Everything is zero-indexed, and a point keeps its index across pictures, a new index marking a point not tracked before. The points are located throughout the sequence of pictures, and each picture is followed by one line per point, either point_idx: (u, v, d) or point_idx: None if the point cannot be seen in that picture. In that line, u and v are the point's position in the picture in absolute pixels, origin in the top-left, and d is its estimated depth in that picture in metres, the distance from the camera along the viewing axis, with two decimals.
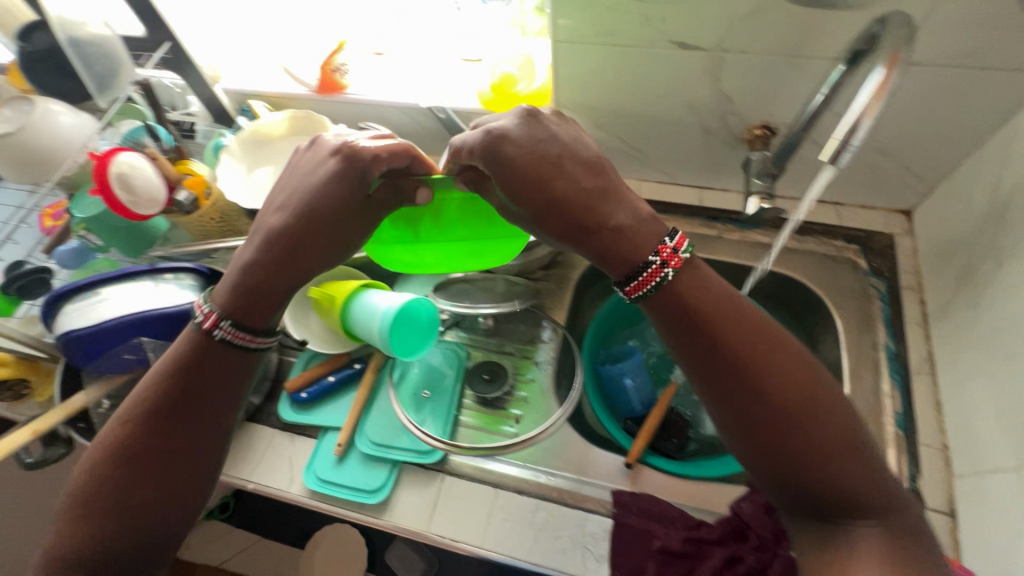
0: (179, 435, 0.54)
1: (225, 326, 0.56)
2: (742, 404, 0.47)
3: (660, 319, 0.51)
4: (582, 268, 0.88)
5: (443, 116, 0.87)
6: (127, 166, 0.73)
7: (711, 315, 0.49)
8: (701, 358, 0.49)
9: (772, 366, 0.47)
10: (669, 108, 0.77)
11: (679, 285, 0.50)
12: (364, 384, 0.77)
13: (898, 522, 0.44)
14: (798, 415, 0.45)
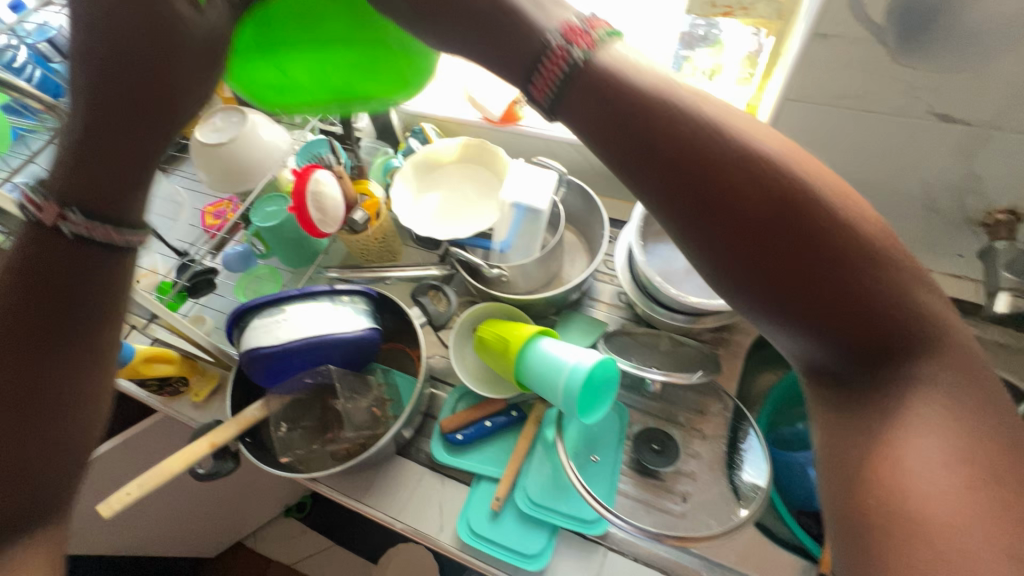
0: (43, 364, 0.45)
1: (72, 219, 0.46)
2: (769, 260, 0.40)
3: (587, 149, 0.44)
4: (754, 335, 0.81)
5: None
6: (322, 184, 0.73)
7: (662, 131, 0.42)
8: (694, 210, 0.41)
9: (728, 176, 0.40)
10: (894, 178, 0.69)
11: (613, 84, 0.43)
12: (525, 435, 0.72)
13: (938, 370, 0.39)
14: (798, 250, 0.39)
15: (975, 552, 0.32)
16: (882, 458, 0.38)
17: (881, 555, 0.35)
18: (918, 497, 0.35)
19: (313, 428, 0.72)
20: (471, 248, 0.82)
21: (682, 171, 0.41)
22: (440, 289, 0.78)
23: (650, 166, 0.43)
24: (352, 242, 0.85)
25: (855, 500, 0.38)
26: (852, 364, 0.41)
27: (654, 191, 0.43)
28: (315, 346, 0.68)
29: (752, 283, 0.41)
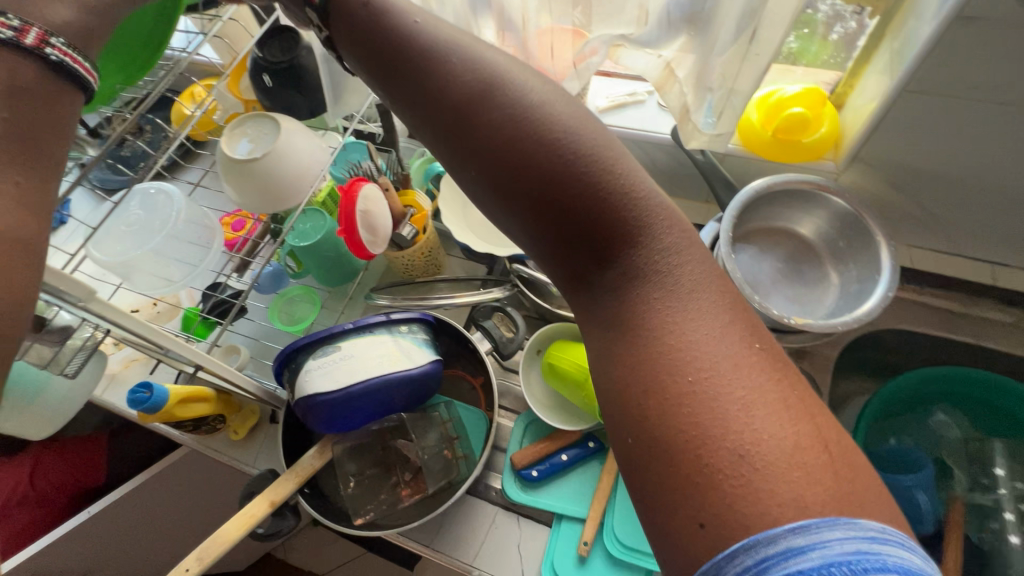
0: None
1: (55, 44, 0.38)
2: (497, 149, 0.36)
3: (411, 101, 0.41)
4: (840, 346, 0.75)
5: (700, 157, 0.75)
6: (371, 201, 0.65)
7: (406, 44, 0.41)
8: (442, 112, 0.39)
9: (446, 78, 0.39)
10: (1014, 176, 0.62)
11: (408, 33, 0.42)
12: (608, 470, 0.67)
13: (684, 267, 0.32)
14: (510, 135, 0.36)
15: (807, 471, 0.25)
16: (697, 371, 0.28)
17: (687, 487, 0.26)
18: (680, 402, 0.28)
19: (374, 474, 0.66)
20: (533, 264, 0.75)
21: (417, 80, 0.41)
22: (506, 312, 0.71)
23: (420, 93, 0.40)
24: (396, 259, 0.76)
25: (624, 412, 0.30)
26: (589, 260, 0.34)
27: (417, 113, 0.41)
28: (378, 387, 0.61)
29: (497, 180, 0.36)
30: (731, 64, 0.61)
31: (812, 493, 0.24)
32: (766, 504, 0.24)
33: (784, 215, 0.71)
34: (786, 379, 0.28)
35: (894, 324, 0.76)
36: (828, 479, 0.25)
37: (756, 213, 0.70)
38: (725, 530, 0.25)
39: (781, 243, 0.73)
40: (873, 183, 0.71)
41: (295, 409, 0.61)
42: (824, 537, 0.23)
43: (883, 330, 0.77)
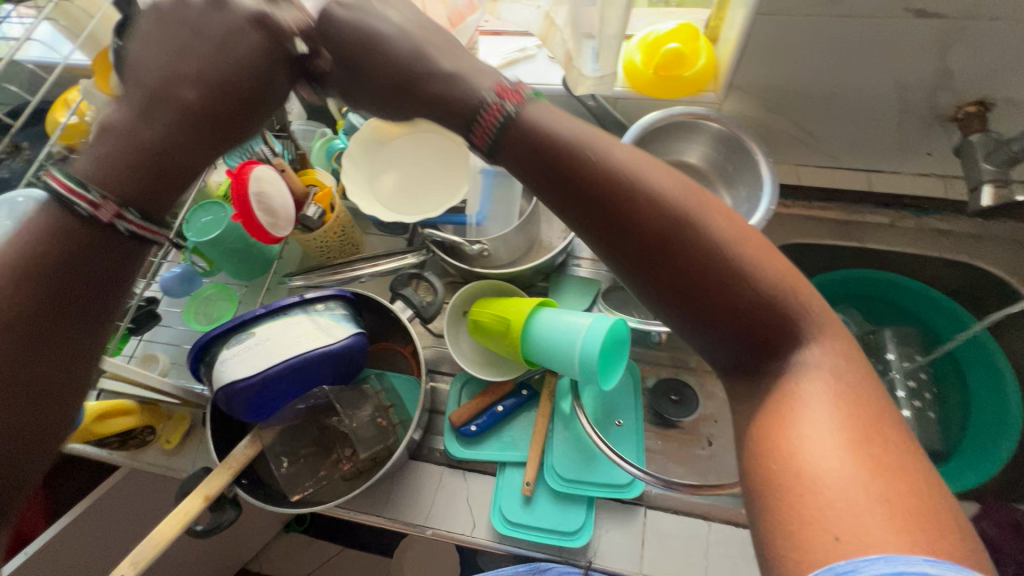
0: (42, 352, 0.38)
1: (129, 217, 0.41)
2: (662, 231, 0.40)
3: (558, 179, 0.43)
4: None
5: (593, 104, 0.77)
6: (265, 182, 0.63)
7: (556, 147, 0.43)
8: (611, 189, 0.41)
9: (600, 179, 0.42)
10: (869, 84, 0.68)
11: (549, 141, 0.43)
12: (542, 412, 0.69)
13: (798, 335, 0.40)
14: (681, 223, 0.40)
15: (903, 522, 0.30)
16: (804, 480, 0.33)
17: (817, 524, 0.31)
18: (798, 483, 0.33)
19: (313, 454, 0.66)
20: (446, 227, 0.75)
21: (578, 164, 0.42)
22: (423, 277, 0.71)
23: (573, 173, 0.42)
24: (308, 242, 0.75)
25: (770, 446, 0.36)
26: (732, 346, 0.41)
27: (563, 194, 0.43)
28: (301, 366, 0.60)
29: (642, 259, 0.41)
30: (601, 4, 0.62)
31: (894, 542, 0.29)
32: (856, 548, 0.29)
33: (674, 148, 0.75)
34: (873, 440, 0.34)
35: (790, 238, 0.82)
36: (910, 532, 0.29)
37: (650, 149, 0.73)
38: (860, 544, 0.29)
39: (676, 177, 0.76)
40: (752, 109, 0.76)
41: (219, 403, 0.60)
42: (908, 559, 0.28)
43: (782, 246, 0.83)
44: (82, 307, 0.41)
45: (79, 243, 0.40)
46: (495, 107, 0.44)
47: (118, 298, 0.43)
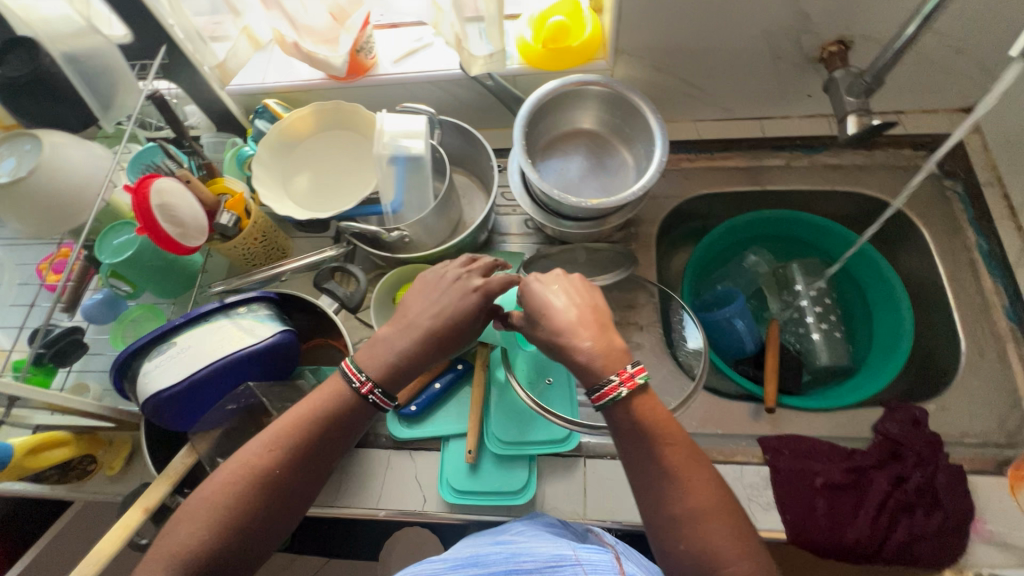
0: (287, 501, 0.53)
1: (377, 393, 0.58)
2: (703, 512, 0.46)
3: (637, 436, 0.50)
4: (658, 221, 0.85)
5: (491, 83, 0.79)
6: (167, 194, 0.63)
7: (653, 439, 0.49)
8: (666, 462, 0.49)
9: (666, 506, 0.48)
10: (740, 36, 0.73)
11: (640, 427, 0.50)
12: (477, 383, 0.72)
13: None
14: (713, 515, 0.46)
15: None
16: None
17: None
18: None
19: None
20: (363, 218, 0.77)
21: (650, 429, 0.50)
22: (345, 268, 0.73)
23: (647, 438, 0.49)
24: (228, 251, 0.75)
25: None
26: None
27: (626, 440, 0.50)
28: (226, 369, 0.61)
29: (665, 532, 0.47)
30: None
31: None
32: None
33: (566, 116, 0.78)
34: None
35: (698, 191, 0.87)
36: None
37: (550, 119, 0.76)
38: None
39: (576, 143, 0.80)
40: (642, 71, 0.80)
41: (150, 416, 0.61)
42: None
43: (691, 199, 0.87)
44: (328, 454, 0.56)
45: (352, 416, 0.57)
46: (613, 386, 0.50)
47: (345, 448, 0.58)
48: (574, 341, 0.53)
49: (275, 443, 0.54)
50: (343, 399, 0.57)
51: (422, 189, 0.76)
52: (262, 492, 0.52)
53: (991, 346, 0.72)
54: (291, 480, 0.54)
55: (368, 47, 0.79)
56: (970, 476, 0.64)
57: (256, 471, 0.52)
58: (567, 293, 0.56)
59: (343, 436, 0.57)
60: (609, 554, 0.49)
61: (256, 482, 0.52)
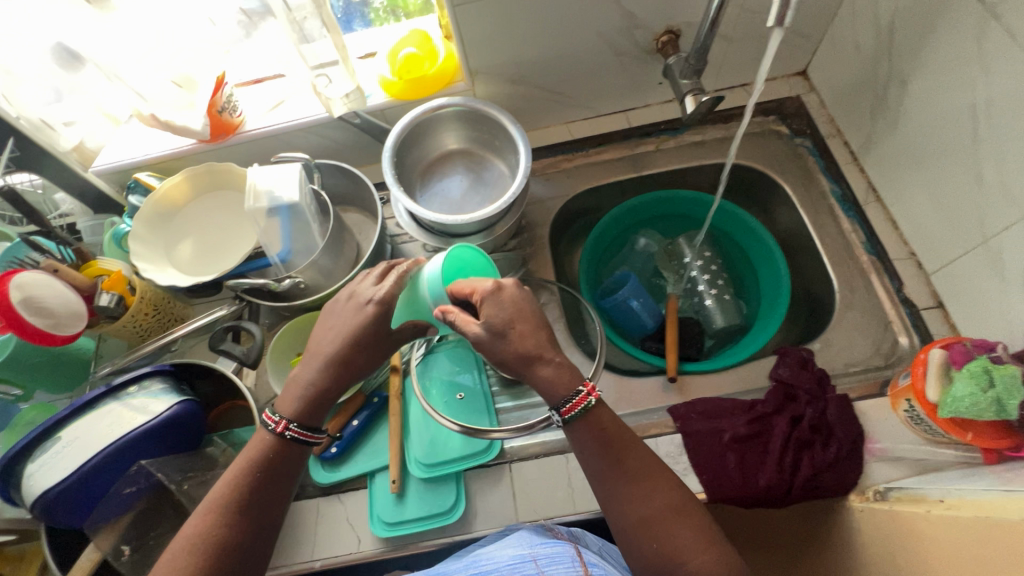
0: (240, 563, 0.52)
1: (294, 428, 0.57)
2: (662, 516, 0.51)
3: (595, 451, 0.54)
4: (548, 222, 0.89)
5: (359, 121, 0.81)
6: (31, 288, 0.63)
7: (622, 449, 0.54)
8: (621, 473, 0.53)
9: (643, 512, 0.51)
10: (579, 40, 0.78)
11: (615, 438, 0.54)
12: (392, 412, 0.72)
13: None
14: (670, 518, 0.51)
15: None
16: None
17: None
18: None
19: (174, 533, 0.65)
20: (254, 273, 0.77)
21: (604, 443, 0.54)
22: (240, 326, 0.72)
23: (605, 450, 0.54)
24: (117, 331, 0.73)
25: None
26: None
27: (585, 454, 0.54)
28: (119, 452, 0.59)
29: (644, 537, 0.51)
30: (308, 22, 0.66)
31: None
32: None
33: (435, 142, 0.81)
34: None
35: (581, 187, 0.91)
36: None
37: (420, 147, 0.79)
38: None
39: (455, 161, 0.82)
40: (502, 86, 0.84)
41: (46, 518, 0.58)
42: None
43: (577, 196, 0.92)
44: (272, 504, 0.55)
45: (283, 460, 0.57)
46: (581, 395, 0.54)
47: (286, 496, 0.57)
48: (534, 365, 0.55)
49: (210, 508, 0.53)
50: (266, 446, 0.57)
51: (308, 232, 0.78)
52: (206, 550, 0.50)
53: (859, 280, 0.78)
54: (241, 539, 0.52)
55: (232, 106, 0.79)
56: (858, 402, 0.69)
57: (196, 532, 0.51)
58: (527, 317, 0.56)
59: (278, 481, 0.56)
60: (566, 547, 0.51)
61: (199, 541, 0.51)
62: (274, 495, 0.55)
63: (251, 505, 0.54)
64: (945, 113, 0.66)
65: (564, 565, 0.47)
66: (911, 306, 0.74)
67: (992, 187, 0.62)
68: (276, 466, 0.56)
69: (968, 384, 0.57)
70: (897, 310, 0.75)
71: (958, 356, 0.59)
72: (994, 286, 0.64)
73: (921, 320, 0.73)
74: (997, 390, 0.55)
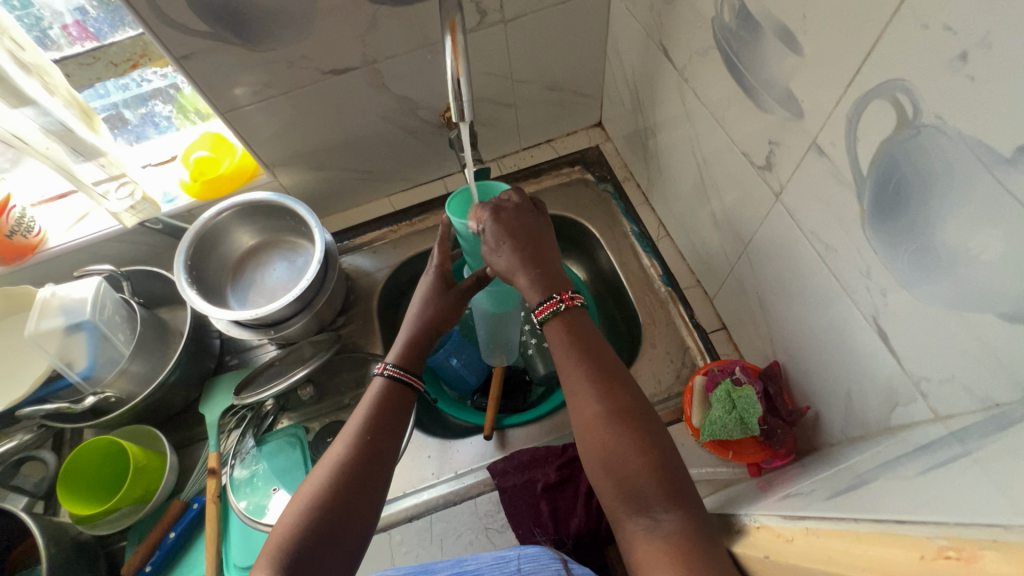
0: (358, 491, 0.53)
1: (391, 367, 0.62)
2: (615, 413, 0.51)
3: (569, 346, 0.56)
4: (376, 295, 0.91)
5: (160, 225, 0.82)
6: None
7: (593, 346, 0.56)
8: (590, 368, 0.54)
9: (605, 398, 0.52)
10: (367, 125, 0.82)
11: (590, 337, 0.57)
12: (208, 518, 0.70)
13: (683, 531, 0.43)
14: (622, 417, 0.50)
15: None
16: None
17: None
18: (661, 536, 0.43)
19: None
20: (53, 397, 0.75)
21: (581, 340, 0.56)
22: (36, 458, 0.73)
23: (578, 346, 0.56)
24: None
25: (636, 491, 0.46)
26: (612, 479, 0.48)
27: (560, 347, 0.56)
28: None
29: (594, 421, 0.51)
30: (53, 153, 0.72)
31: None
32: None
33: (234, 243, 0.83)
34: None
35: (407, 255, 0.94)
36: None
37: (216, 249, 0.80)
38: None
39: (267, 252, 0.85)
40: (307, 173, 0.87)
41: None
42: None
43: (405, 264, 0.94)
44: (390, 438, 0.58)
45: (398, 394, 0.61)
46: (568, 296, 0.58)
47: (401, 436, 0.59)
48: (520, 268, 0.61)
49: (347, 431, 0.58)
50: (383, 389, 0.61)
51: (111, 344, 0.77)
52: (343, 476, 0.53)
53: (659, 312, 0.84)
54: (362, 467, 0.55)
55: (30, 224, 0.78)
56: None
57: (365, 450, 0.56)
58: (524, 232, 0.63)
59: (393, 418, 0.59)
60: (548, 549, 0.52)
61: (344, 462, 0.54)
62: (396, 423, 0.59)
63: (376, 438, 0.57)
64: (686, 156, 0.74)
65: (541, 563, 0.49)
66: (703, 330, 0.80)
67: (724, 220, 0.70)
68: (389, 403, 0.60)
69: (719, 409, 0.62)
70: (692, 335, 0.80)
71: (710, 381, 0.66)
72: (748, 307, 0.71)
73: (711, 343, 0.79)
74: (740, 410, 0.61)
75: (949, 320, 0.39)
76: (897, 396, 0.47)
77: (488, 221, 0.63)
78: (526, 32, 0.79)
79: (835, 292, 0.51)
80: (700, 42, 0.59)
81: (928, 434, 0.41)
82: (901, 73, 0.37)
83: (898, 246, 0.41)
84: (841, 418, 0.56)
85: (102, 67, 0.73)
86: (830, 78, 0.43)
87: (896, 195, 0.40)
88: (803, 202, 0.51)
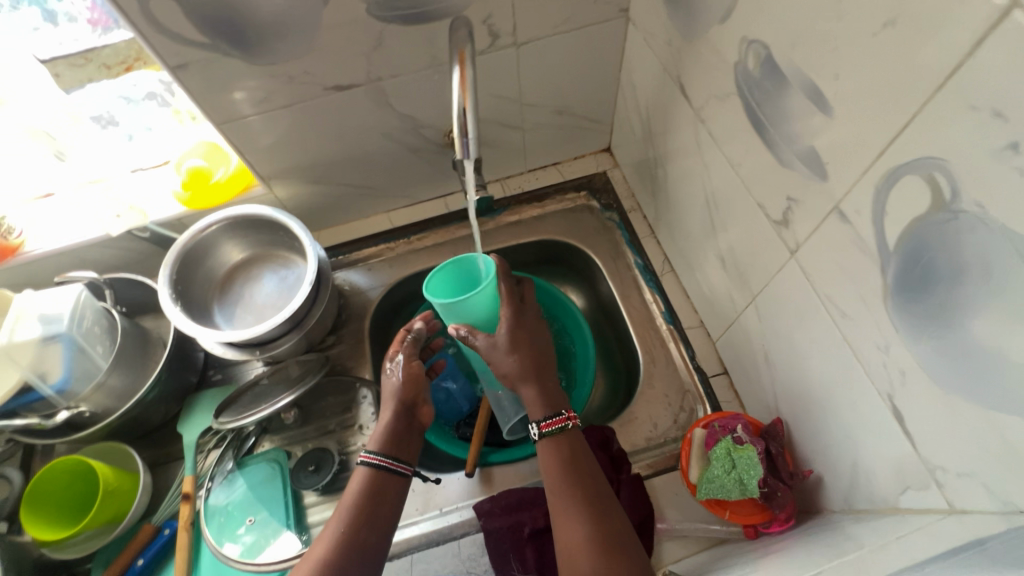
0: None
1: (369, 455, 0.63)
2: (603, 543, 0.51)
3: (563, 470, 0.57)
4: (368, 315, 0.88)
5: (147, 233, 0.79)
6: None
7: (586, 469, 0.57)
8: (581, 490, 0.55)
9: (594, 525, 0.52)
10: (367, 143, 0.80)
11: (584, 459, 0.58)
12: (178, 546, 0.67)
13: None
14: (608, 544, 0.50)
15: None
16: None
17: None
18: None
19: None
20: (25, 408, 0.72)
21: (577, 465, 0.57)
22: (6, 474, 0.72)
23: (571, 470, 0.56)
24: None
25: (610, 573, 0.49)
26: None
27: (557, 468, 0.57)
28: None
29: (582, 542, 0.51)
30: None
31: None
32: None
33: (223, 257, 0.80)
34: None
35: (403, 274, 0.91)
36: None
37: (204, 263, 0.78)
38: None
39: (257, 266, 0.82)
40: (303, 186, 0.84)
41: None
42: None
43: (401, 283, 0.91)
44: (373, 531, 0.58)
45: (381, 482, 0.62)
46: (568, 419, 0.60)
47: (384, 541, 0.59)
48: (526, 380, 0.62)
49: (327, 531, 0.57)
50: (364, 479, 0.61)
51: (87, 357, 0.73)
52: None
53: (659, 351, 0.81)
54: (344, 574, 0.54)
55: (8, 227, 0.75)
56: (652, 479, 0.71)
57: (345, 545, 0.56)
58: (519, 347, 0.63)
59: (377, 509, 0.59)
60: None
61: (324, 558, 0.55)
62: (381, 514, 0.60)
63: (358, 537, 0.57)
64: (697, 194, 0.71)
65: None
66: (703, 374, 0.77)
67: (732, 265, 0.67)
68: (377, 491, 0.61)
69: (719, 467, 0.61)
70: (692, 377, 0.78)
71: (709, 437, 0.64)
72: (751, 356, 0.68)
73: (712, 388, 0.76)
74: (739, 470, 0.59)
75: (972, 415, 0.37)
76: (908, 480, 0.45)
77: (503, 328, 0.63)
78: (540, 55, 0.76)
79: (848, 361, 0.49)
80: (720, 85, 0.57)
81: (943, 531, 0.39)
82: (939, 152, 0.34)
83: (922, 329, 0.39)
84: (846, 487, 0.54)
85: (94, 69, 0.68)
86: (861, 143, 0.40)
87: (924, 275, 0.38)
88: (820, 266, 0.49)
